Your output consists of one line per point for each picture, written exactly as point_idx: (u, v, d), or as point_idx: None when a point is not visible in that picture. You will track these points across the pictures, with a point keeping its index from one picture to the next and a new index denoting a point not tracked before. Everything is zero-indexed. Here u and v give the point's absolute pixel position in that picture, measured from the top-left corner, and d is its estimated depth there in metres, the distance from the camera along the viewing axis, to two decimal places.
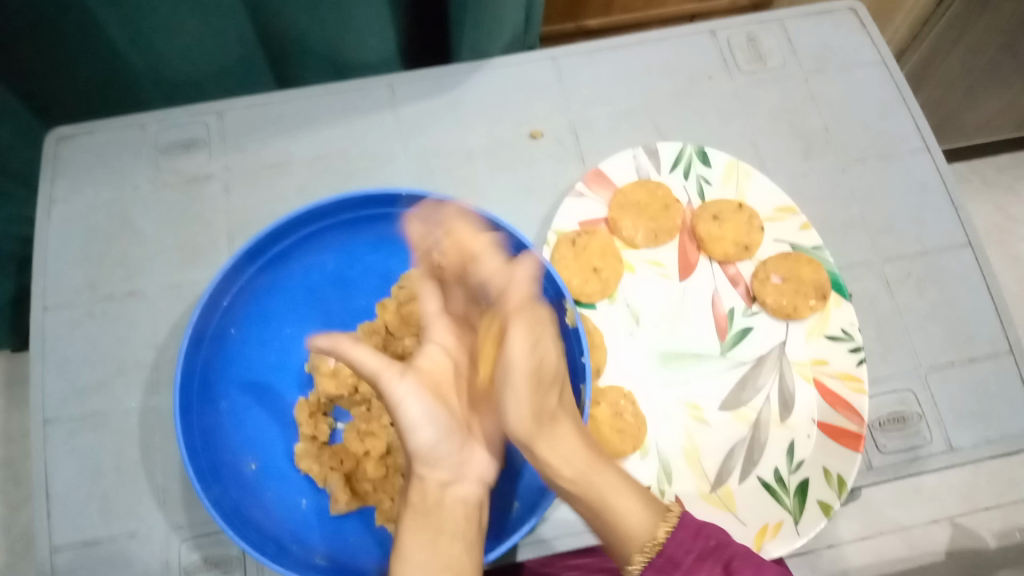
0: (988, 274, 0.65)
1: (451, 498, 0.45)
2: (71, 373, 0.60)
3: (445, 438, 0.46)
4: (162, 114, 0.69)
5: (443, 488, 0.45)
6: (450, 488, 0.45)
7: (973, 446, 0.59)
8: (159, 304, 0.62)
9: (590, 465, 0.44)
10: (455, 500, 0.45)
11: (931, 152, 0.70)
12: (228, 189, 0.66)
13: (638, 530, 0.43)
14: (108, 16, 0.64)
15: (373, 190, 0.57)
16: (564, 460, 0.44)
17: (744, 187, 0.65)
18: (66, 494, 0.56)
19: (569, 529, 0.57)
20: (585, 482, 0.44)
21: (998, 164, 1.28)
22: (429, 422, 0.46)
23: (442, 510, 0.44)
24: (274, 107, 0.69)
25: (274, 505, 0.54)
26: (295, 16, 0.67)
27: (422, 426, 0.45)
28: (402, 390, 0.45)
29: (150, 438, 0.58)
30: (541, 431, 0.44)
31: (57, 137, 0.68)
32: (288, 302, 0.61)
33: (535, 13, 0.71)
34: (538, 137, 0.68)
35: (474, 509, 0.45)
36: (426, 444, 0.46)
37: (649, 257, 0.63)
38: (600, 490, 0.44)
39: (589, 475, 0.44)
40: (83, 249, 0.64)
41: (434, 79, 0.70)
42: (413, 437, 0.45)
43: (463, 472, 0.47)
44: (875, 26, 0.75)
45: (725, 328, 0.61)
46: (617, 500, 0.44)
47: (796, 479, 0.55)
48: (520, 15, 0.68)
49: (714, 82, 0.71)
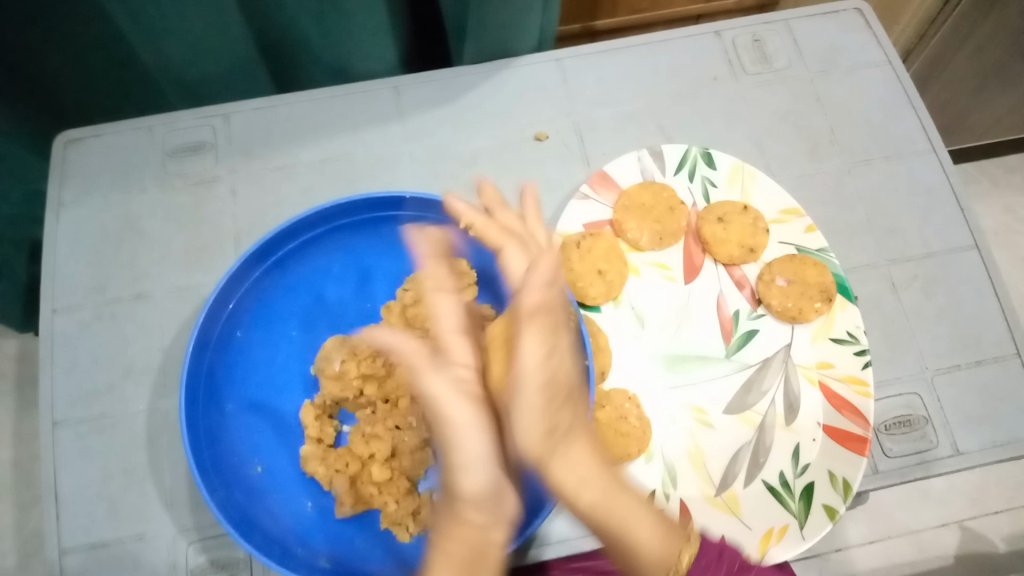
0: (995, 276, 0.65)
1: (488, 543, 0.42)
2: (79, 376, 0.60)
3: (493, 481, 0.44)
4: (169, 118, 0.69)
5: (478, 531, 0.42)
6: (482, 527, 0.42)
7: (980, 449, 0.59)
8: (166, 307, 0.63)
9: (610, 478, 0.46)
10: (489, 541, 0.42)
11: (938, 154, 0.69)
12: (234, 192, 0.67)
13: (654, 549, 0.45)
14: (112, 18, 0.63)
15: (380, 194, 0.57)
16: (597, 476, 0.45)
17: (749, 189, 0.65)
18: (75, 496, 0.57)
19: (554, 537, 0.57)
20: (607, 504, 0.44)
21: (1007, 163, 1.27)
22: (484, 464, 0.44)
23: (485, 561, 0.41)
24: (280, 111, 0.69)
25: (280, 509, 0.54)
26: (302, 18, 0.67)
27: (473, 466, 0.44)
28: (461, 417, 0.46)
29: (157, 441, 0.59)
30: (563, 445, 0.45)
31: (65, 141, 0.68)
32: (294, 304, 0.61)
33: (546, 25, 0.70)
34: (543, 140, 0.68)
35: (506, 556, 0.42)
36: (475, 484, 0.43)
37: (653, 259, 0.63)
38: (637, 520, 0.45)
39: (609, 502, 0.44)
40: (91, 253, 0.65)
41: (439, 82, 0.70)
42: (465, 474, 0.44)
43: (501, 510, 0.43)
44: (881, 27, 0.74)
45: (730, 331, 0.61)
46: (641, 524, 0.45)
47: (801, 483, 0.55)
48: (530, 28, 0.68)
49: (719, 84, 0.71)
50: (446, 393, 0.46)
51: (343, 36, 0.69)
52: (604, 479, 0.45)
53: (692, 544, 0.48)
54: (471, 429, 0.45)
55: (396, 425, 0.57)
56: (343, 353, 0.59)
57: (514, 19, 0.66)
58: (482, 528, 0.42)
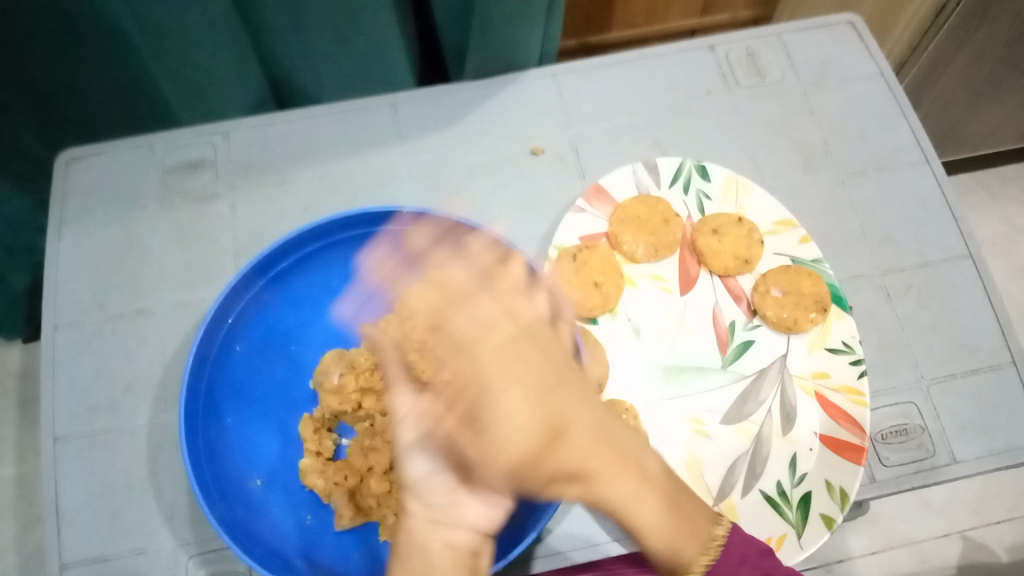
0: (990, 285, 0.65)
1: (439, 544, 0.46)
2: (81, 391, 0.61)
3: (438, 474, 0.48)
4: (170, 136, 0.70)
5: (431, 530, 0.46)
6: (440, 530, 0.46)
7: (977, 458, 0.59)
8: (166, 322, 0.63)
9: (636, 493, 0.44)
10: (444, 545, 0.46)
11: (931, 165, 0.70)
12: (234, 208, 0.67)
13: (683, 549, 0.45)
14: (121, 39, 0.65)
15: (379, 209, 0.58)
16: (613, 481, 0.43)
17: (743, 201, 0.65)
18: (76, 511, 0.57)
19: (554, 548, 0.57)
20: (622, 507, 0.44)
21: (1003, 173, 1.28)
22: (428, 462, 0.49)
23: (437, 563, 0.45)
24: (280, 128, 0.70)
25: (280, 522, 0.54)
26: (302, 36, 0.69)
27: (421, 463, 0.48)
28: (404, 409, 0.51)
29: (158, 455, 0.59)
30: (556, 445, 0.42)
31: (68, 158, 0.69)
32: (292, 318, 0.62)
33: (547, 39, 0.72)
34: (539, 153, 0.69)
35: (466, 555, 0.46)
36: (418, 476, 0.49)
37: (649, 271, 0.64)
38: (639, 517, 0.44)
39: (623, 503, 0.44)
40: (93, 269, 0.65)
41: (436, 98, 0.71)
42: (409, 467, 0.49)
43: (459, 516, 0.47)
44: (873, 40, 0.75)
45: (726, 342, 0.61)
46: (649, 522, 0.44)
47: (799, 492, 0.55)
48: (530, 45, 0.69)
49: (713, 98, 0.72)
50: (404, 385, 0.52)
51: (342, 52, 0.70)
52: (637, 487, 0.44)
53: (712, 547, 0.46)
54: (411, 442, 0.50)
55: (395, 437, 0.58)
56: (342, 367, 0.59)
57: (512, 37, 0.67)
58: (433, 527, 0.47)
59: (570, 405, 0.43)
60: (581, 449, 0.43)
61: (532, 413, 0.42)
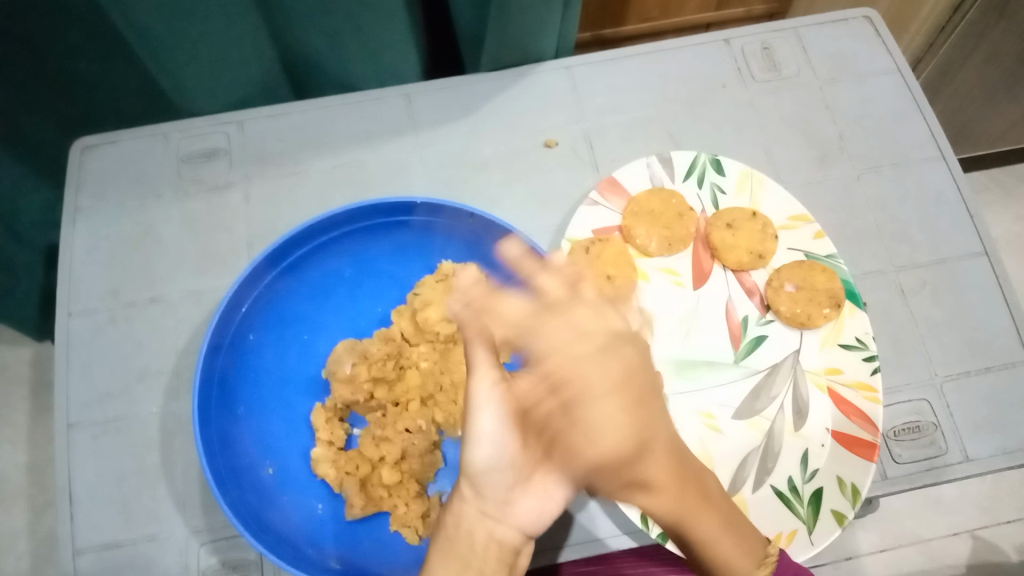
0: (1005, 283, 0.65)
1: (482, 531, 0.47)
2: (93, 378, 0.61)
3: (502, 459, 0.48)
4: (184, 125, 0.70)
5: (478, 519, 0.47)
6: (486, 522, 0.47)
7: (990, 456, 0.58)
8: (180, 311, 0.64)
9: (694, 508, 0.47)
10: (488, 539, 0.47)
11: (947, 161, 0.69)
12: (248, 198, 0.68)
13: (693, 525, 0.47)
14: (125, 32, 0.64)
15: (392, 199, 0.58)
16: (683, 501, 0.47)
17: (758, 196, 0.65)
18: (89, 497, 0.58)
19: (552, 542, 0.57)
20: (684, 523, 0.47)
21: (1017, 172, 1.27)
22: (494, 444, 0.47)
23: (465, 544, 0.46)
24: (293, 118, 0.70)
25: (291, 510, 0.55)
26: (318, 30, 0.69)
27: (485, 442, 0.47)
28: (483, 399, 0.47)
29: (170, 443, 0.59)
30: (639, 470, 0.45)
31: (82, 147, 0.69)
32: (306, 309, 0.62)
33: (567, 28, 0.70)
34: (553, 146, 0.69)
35: (509, 552, 0.47)
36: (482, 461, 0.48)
37: (663, 265, 0.64)
38: (701, 530, 0.47)
39: (688, 520, 0.47)
40: (107, 257, 0.66)
41: (449, 90, 0.71)
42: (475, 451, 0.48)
43: (507, 513, 0.48)
44: (890, 35, 0.75)
45: (739, 337, 0.61)
46: (718, 544, 0.48)
47: (810, 488, 0.55)
48: (548, 34, 0.68)
49: (728, 92, 0.72)
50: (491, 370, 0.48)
51: (360, 46, 0.70)
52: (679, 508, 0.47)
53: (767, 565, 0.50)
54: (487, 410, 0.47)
55: (406, 428, 0.58)
56: (354, 357, 0.59)
57: (529, 31, 0.67)
58: (481, 517, 0.48)
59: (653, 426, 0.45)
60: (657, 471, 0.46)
61: (615, 432, 0.43)
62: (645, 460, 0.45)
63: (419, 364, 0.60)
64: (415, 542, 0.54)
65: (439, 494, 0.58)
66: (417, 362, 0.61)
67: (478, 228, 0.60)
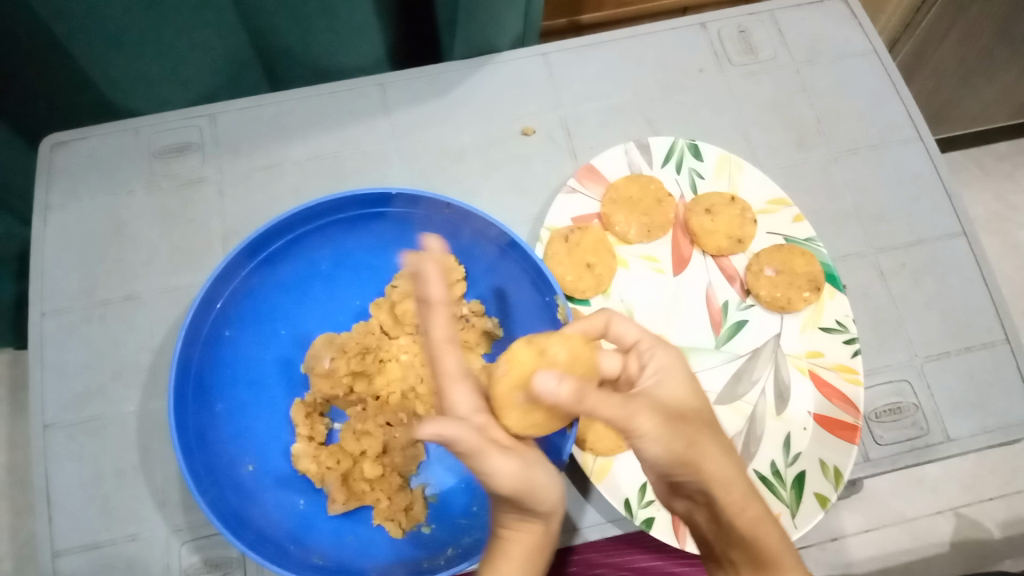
0: (983, 262, 0.65)
1: (524, 533, 0.42)
2: (68, 378, 0.60)
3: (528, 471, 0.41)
4: (156, 120, 0.69)
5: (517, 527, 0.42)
6: (527, 524, 0.42)
7: (971, 435, 0.59)
8: (155, 308, 0.63)
9: (756, 518, 0.44)
10: (524, 530, 0.42)
11: (924, 142, 0.70)
12: (222, 191, 0.67)
13: (765, 536, 0.44)
14: (45, 9, 0.59)
15: (367, 190, 0.57)
16: (741, 505, 0.44)
17: (737, 180, 0.65)
18: (68, 498, 0.57)
19: None
20: (753, 533, 0.44)
21: (996, 151, 1.27)
22: (514, 472, 0.40)
23: (529, 553, 0.42)
24: (267, 110, 0.69)
25: (272, 506, 0.54)
26: (288, 19, 0.67)
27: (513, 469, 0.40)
28: (498, 462, 0.40)
29: (148, 442, 0.59)
30: (699, 456, 0.45)
31: (52, 144, 0.68)
32: (280, 301, 0.61)
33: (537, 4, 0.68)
34: (530, 134, 0.68)
35: (549, 538, 0.44)
36: (541, 483, 0.42)
37: (642, 252, 0.63)
38: (769, 541, 0.44)
39: (755, 531, 0.44)
40: (79, 255, 0.64)
41: (424, 79, 0.70)
42: (533, 476, 0.41)
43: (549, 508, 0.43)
44: (866, 16, 0.74)
45: (720, 322, 0.61)
46: (763, 538, 0.44)
47: (793, 471, 0.55)
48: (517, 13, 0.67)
49: (705, 76, 0.71)
50: (454, 371, 0.42)
51: (335, 34, 0.69)
52: (742, 486, 0.45)
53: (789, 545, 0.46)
54: (488, 445, 0.40)
55: (386, 421, 0.59)
56: (332, 351, 0.59)
57: (507, 12, 0.65)
58: (518, 520, 0.43)
59: (684, 397, 0.47)
60: (712, 466, 0.45)
61: (659, 431, 0.44)
62: (704, 452, 0.45)
63: (399, 356, 0.61)
64: (398, 536, 0.54)
65: (422, 486, 0.58)
66: (397, 355, 0.61)
67: (456, 218, 0.58)
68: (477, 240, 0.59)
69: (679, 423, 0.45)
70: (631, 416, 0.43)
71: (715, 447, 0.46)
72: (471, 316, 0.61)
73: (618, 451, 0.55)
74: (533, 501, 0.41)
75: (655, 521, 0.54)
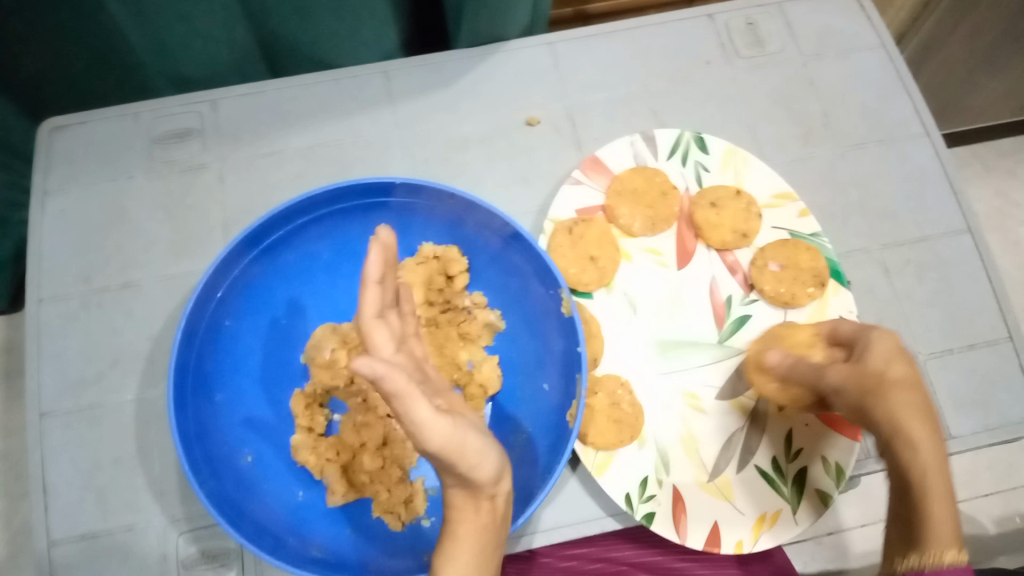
0: (988, 260, 0.65)
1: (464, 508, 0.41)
2: (66, 366, 0.60)
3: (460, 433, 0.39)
4: (156, 104, 0.68)
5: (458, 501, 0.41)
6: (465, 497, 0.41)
7: (971, 433, 0.59)
8: (154, 296, 0.62)
9: (932, 471, 0.42)
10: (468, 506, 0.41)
11: (931, 137, 0.69)
12: (222, 178, 0.66)
13: (932, 488, 0.42)
14: None
15: (369, 180, 0.56)
16: (932, 463, 0.42)
17: (742, 173, 0.64)
18: (65, 487, 0.56)
19: (534, 526, 0.56)
20: (915, 484, 0.42)
21: (1000, 147, 1.27)
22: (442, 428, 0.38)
23: (470, 531, 0.40)
24: (268, 96, 0.68)
25: (271, 498, 0.54)
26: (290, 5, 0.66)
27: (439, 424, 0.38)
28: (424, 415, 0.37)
29: (146, 431, 0.58)
30: (881, 404, 0.44)
31: (50, 127, 0.67)
32: (281, 290, 0.60)
33: None
34: (535, 124, 0.67)
35: (495, 517, 0.42)
36: (478, 447, 0.40)
37: (646, 245, 0.63)
38: (935, 503, 0.42)
39: (925, 487, 0.42)
40: (76, 241, 0.63)
41: (428, 67, 0.69)
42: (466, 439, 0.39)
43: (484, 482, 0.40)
44: (875, 10, 0.74)
45: (723, 316, 0.61)
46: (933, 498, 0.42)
47: (794, 467, 0.56)
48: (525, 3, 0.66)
49: (712, 68, 0.70)
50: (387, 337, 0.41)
51: (339, 20, 0.68)
52: (929, 438, 0.43)
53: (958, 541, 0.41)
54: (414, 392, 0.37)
55: (386, 412, 0.58)
56: (334, 341, 0.58)
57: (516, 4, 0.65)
58: (466, 497, 0.41)
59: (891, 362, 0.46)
60: (883, 413, 0.44)
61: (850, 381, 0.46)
62: (874, 401, 0.45)
63: None
64: (397, 528, 0.54)
65: (421, 479, 0.57)
66: None
67: (460, 209, 0.58)
68: (481, 230, 0.59)
69: (871, 380, 0.45)
70: (828, 376, 0.47)
71: (905, 399, 0.44)
72: (474, 308, 0.60)
73: (620, 445, 0.55)
74: (464, 466, 0.39)
75: (656, 516, 0.54)
